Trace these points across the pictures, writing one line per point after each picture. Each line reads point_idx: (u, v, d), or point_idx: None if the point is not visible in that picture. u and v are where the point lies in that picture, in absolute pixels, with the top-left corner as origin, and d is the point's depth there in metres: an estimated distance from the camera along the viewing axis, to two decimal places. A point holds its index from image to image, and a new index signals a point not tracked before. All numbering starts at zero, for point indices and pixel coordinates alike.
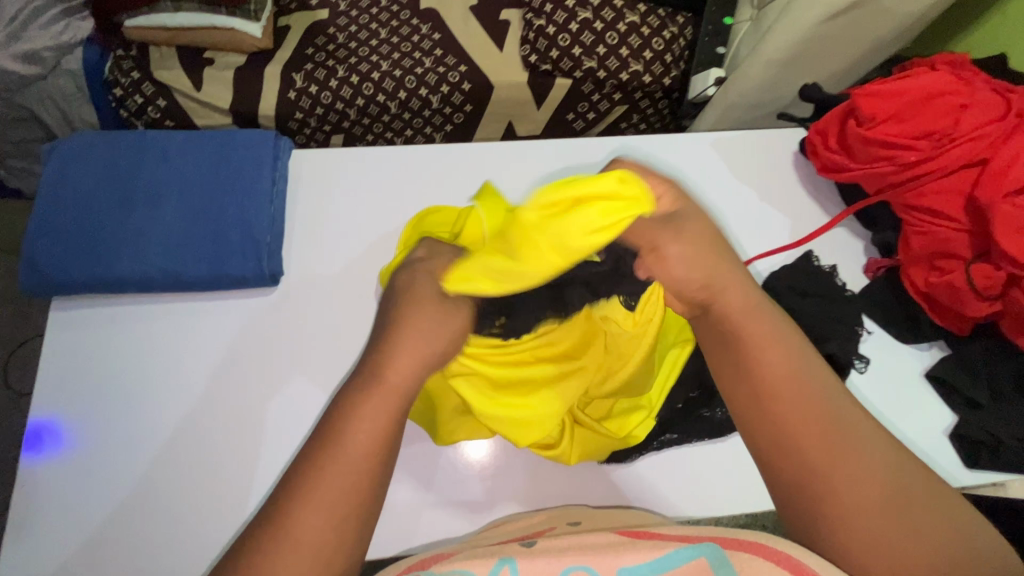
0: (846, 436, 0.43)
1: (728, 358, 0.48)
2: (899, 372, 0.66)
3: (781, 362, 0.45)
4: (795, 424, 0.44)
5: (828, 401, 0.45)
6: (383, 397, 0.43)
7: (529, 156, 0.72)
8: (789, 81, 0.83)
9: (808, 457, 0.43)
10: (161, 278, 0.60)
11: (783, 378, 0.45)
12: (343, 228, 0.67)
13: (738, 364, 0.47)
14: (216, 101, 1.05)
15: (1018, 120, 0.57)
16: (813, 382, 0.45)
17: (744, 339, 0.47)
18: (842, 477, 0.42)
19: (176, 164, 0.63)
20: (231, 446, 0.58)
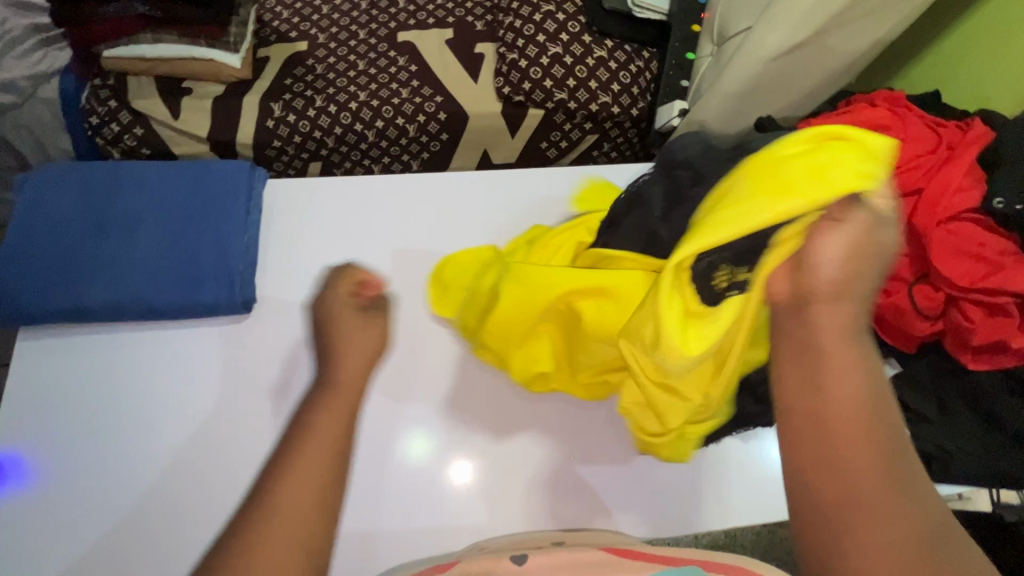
0: (895, 473, 0.37)
1: (801, 362, 0.40)
2: None
3: (851, 389, 0.39)
4: (848, 445, 0.38)
5: (892, 432, 0.38)
6: (347, 393, 0.42)
7: (499, 186, 0.76)
8: (745, 114, 0.88)
9: (836, 489, 0.37)
10: (131, 305, 0.60)
11: (851, 409, 0.38)
12: (318, 257, 0.69)
13: (805, 368, 0.40)
14: (194, 129, 1.06)
15: (946, 153, 0.63)
16: (880, 410, 0.39)
17: (829, 350, 0.40)
18: (885, 522, 0.35)
19: (152, 193, 0.64)
20: (203, 473, 0.58)
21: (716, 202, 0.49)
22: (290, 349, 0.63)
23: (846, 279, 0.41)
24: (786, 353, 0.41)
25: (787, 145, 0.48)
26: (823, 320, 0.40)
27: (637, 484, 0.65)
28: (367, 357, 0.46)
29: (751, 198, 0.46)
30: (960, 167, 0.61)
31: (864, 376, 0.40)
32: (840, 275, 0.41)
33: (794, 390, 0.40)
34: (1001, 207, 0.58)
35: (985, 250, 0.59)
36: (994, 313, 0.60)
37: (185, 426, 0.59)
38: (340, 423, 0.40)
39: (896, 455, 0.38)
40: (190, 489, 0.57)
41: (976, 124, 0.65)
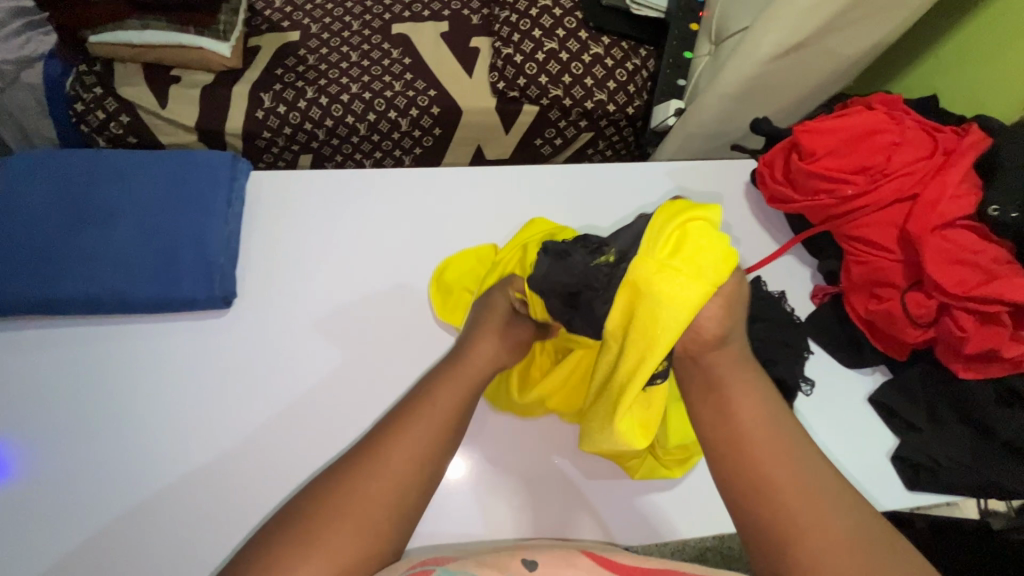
0: (814, 476, 0.41)
1: (706, 395, 0.45)
2: (845, 396, 0.69)
3: (753, 409, 0.44)
4: (766, 461, 0.42)
5: (795, 442, 0.43)
6: (458, 381, 0.50)
7: (489, 183, 0.75)
8: (741, 115, 0.87)
9: (784, 517, 0.40)
10: (107, 299, 0.59)
11: (753, 423, 0.43)
12: (305, 252, 0.68)
13: (714, 413, 0.44)
14: (182, 119, 1.04)
15: (944, 158, 0.61)
16: (782, 423, 0.43)
17: (725, 379, 0.45)
18: (813, 527, 0.39)
19: (129, 183, 0.62)
20: (186, 470, 0.57)
21: (627, 314, 0.46)
22: (277, 340, 0.64)
23: (726, 324, 0.46)
24: (694, 395, 0.46)
25: (652, 242, 0.45)
26: (723, 374, 0.45)
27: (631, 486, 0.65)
28: (495, 354, 0.55)
29: (673, 305, 0.43)
30: (956, 173, 0.60)
31: (756, 392, 0.45)
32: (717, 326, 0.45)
33: (704, 420, 0.45)
34: (997, 215, 0.58)
35: (979, 257, 0.58)
36: (986, 322, 0.59)
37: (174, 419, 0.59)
38: (410, 452, 0.44)
39: (803, 458, 0.42)
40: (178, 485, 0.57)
41: (973, 129, 0.64)
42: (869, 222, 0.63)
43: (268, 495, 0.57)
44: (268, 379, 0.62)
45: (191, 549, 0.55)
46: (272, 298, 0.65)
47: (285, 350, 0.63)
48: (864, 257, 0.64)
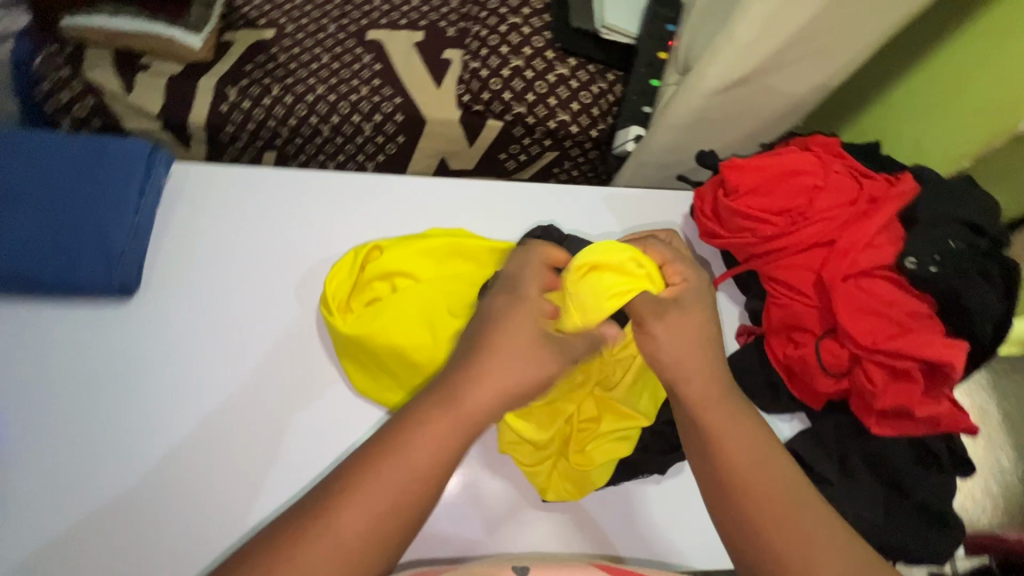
0: (786, 514, 0.44)
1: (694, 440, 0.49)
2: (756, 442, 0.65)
3: (747, 446, 0.47)
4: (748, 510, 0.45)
5: (759, 481, 0.46)
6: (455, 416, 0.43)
7: (419, 193, 0.74)
8: (690, 146, 0.86)
9: (776, 533, 0.44)
10: (4, 278, 0.58)
11: (749, 463, 0.46)
12: (221, 247, 0.67)
13: (702, 443, 0.48)
14: (146, 106, 1.05)
15: (866, 205, 0.61)
16: (767, 465, 0.47)
17: (705, 426, 0.48)
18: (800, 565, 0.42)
19: (42, 165, 0.62)
20: (72, 460, 0.57)
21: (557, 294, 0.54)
22: (178, 333, 0.63)
23: (684, 350, 0.49)
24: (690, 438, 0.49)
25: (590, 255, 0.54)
26: (705, 390, 0.49)
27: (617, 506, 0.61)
28: (509, 378, 0.45)
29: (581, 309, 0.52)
30: (877, 221, 0.59)
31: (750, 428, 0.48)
32: (677, 354, 0.49)
33: (697, 460, 0.48)
34: (914, 267, 0.57)
35: (895, 309, 0.58)
36: (899, 376, 0.58)
37: (63, 407, 0.59)
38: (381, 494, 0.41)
39: (779, 497, 0.45)
40: (59, 475, 0.56)
41: (904, 177, 0.63)
42: (787, 264, 0.62)
43: (151, 489, 0.57)
44: (164, 373, 0.61)
45: (69, 536, 0.55)
46: (181, 291, 0.65)
47: (186, 344, 0.62)
48: (783, 299, 0.63)
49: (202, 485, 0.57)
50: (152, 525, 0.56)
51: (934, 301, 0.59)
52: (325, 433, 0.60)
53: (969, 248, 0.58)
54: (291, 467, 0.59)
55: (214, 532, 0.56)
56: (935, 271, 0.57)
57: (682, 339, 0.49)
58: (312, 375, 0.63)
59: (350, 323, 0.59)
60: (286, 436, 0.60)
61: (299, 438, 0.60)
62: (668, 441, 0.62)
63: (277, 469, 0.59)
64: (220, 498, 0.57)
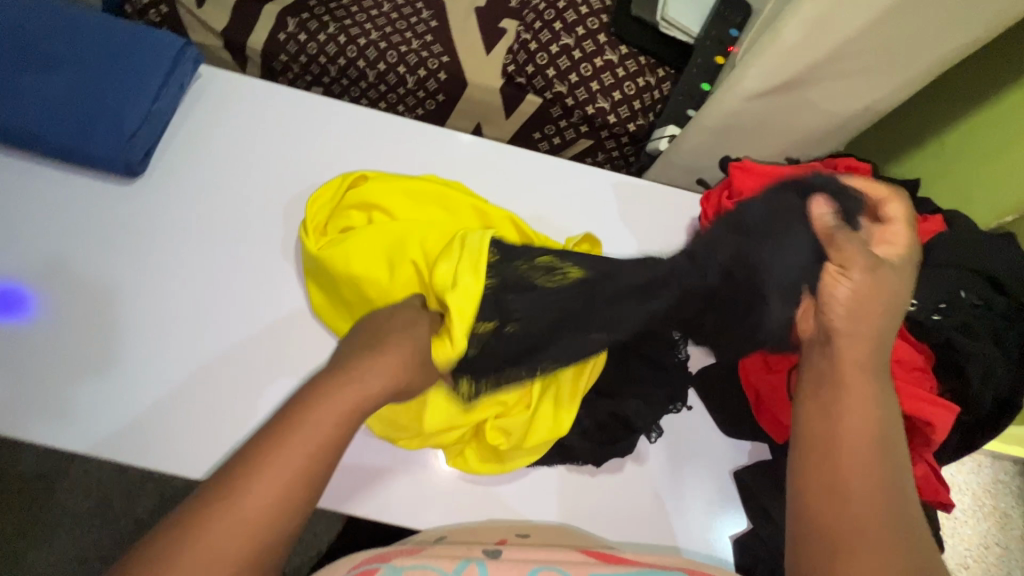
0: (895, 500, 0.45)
1: (820, 406, 0.49)
2: (693, 454, 0.63)
3: (869, 427, 0.47)
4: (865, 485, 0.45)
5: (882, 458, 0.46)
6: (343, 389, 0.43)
7: (427, 141, 0.74)
8: (721, 150, 0.81)
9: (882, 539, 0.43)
10: (26, 135, 0.62)
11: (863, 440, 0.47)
12: (228, 151, 0.69)
13: (818, 419, 0.49)
14: (211, 22, 1.10)
15: (879, 236, 0.56)
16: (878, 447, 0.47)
17: (845, 399, 0.48)
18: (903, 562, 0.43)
19: (83, 42, 0.66)
20: (46, 314, 0.60)
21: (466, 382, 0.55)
22: (170, 221, 0.66)
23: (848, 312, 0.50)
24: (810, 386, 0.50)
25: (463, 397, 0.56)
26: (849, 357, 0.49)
27: (566, 478, 0.61)
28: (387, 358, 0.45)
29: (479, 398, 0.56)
30: (880, 255, 0.54)
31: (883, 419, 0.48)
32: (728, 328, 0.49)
33: (812, 419, 0.49)
34: (913, 311, 0.52)
35: None
36: None
37: (55, 266, 0.62)
38: (332, 411, 0.42)
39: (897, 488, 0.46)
40: (35, 328, 0.60)
41: (933, 218, 0.57)
42: None
43: (109, 356, 0.60)
44: (147, 254, 0.64)
45: (26, 380, 0.58)
46: (183, 184, 0.67)
47: (178, 236, 0.65)
48: None
49: (155, 365, 0.60)
50: (104, 389, 0.59)
51: (933, 354, 0.53)
52: (280, 349, 0.62)
53: (983, 306, 0.52)
54: (243, 367, 0.61)
55: (154, 407, 0.59)
56: (937, 320, 0.51)
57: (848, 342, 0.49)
58: (281, 291, 0.65)
59: (323, 247, 0.61)
60: (243, 339, 0.62)
61: (259, 349, 0.62)
62: (609, 434, 0.61)
63: (230, 365, 0.61)
64: (172, 380, 0.60)
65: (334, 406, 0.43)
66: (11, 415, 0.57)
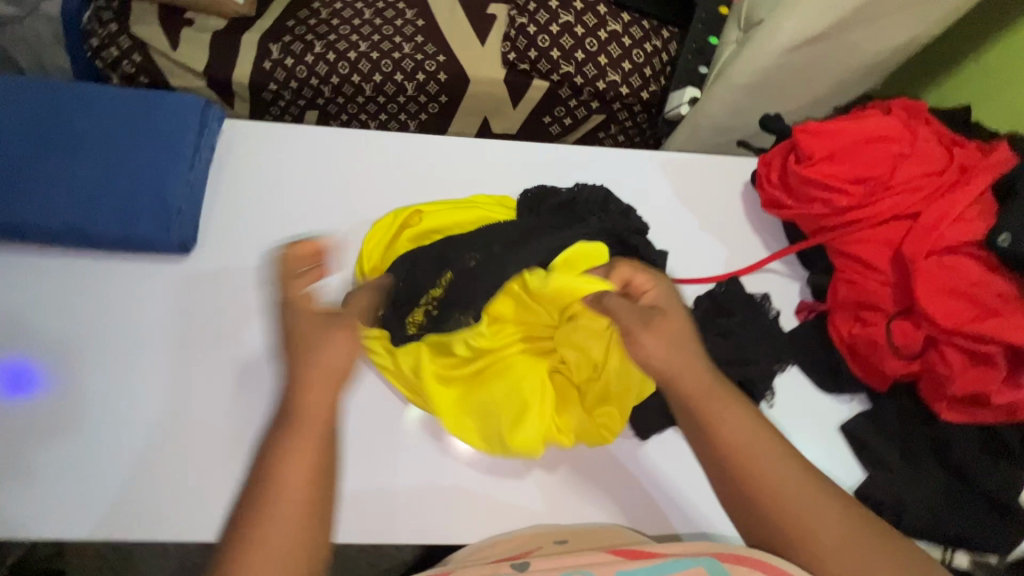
0: (781, 482, 0.44)
1: (693, 420, 0.47)
2: (807, 416, 0.64)
3: (739, 427, 0.46)
4: (767, 482, 0.44)
5: (757, 449, 0.45)
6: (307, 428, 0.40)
7: (467, 155, 0.71)
8: (755, 108, 0.80)
9: (786, 523, 0.43)
10: (67, 232, 0.60)
11: (739, 442, 0.45)
12: (269, 206, 0.67)
13: (699, 435, 0.47)
14: (191, 63, 1.04)
15: (957, 175, 0.56)
16: (764, 443, 0.45)
17: (707, 410, 0.46)
18: (812, 517, 0.43)
19: (99, 120, 0.62)
20: (121, 410, 0.58)
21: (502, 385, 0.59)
22: (222, 294, 0.63)
23: (667, 352, 0.48)
24: (705, 409, 0.46)
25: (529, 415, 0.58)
26: (652, 348, 0.48)
27: (554, 484, 0.60)
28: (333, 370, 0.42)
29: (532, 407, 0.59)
30: (965, 195, 0.54)
31: (739, 414, 0.47)
32: (665, 355, 0.47)
33: (703, 446, 0.47)
34: (1007, 245, 0.51)
35: (982, 291, 0.53)
36: (977, 362, 0.54)
37: (121, 361, 0.59)
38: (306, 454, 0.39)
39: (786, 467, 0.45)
40: (115, 426, 0.57)
41: (1002, 146, 0.56)
42: (863, 238, 0.58)
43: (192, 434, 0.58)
44: (211, 330, 0.61)
45: (115, 482, 0.56)
46: (233, 248, 0.65)
47: (236, 305, 0.63)
48: (853, 275, 0.59)
49: (248, 440, 0.58)
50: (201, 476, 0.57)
51: None
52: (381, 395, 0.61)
53: None
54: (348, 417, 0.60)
55: None
56: None
57: (665, 352, 0.47)
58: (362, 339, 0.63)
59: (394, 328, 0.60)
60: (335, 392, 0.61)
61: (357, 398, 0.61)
62: None
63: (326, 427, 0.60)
64: None
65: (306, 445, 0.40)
66: (112, 520, 0.55)
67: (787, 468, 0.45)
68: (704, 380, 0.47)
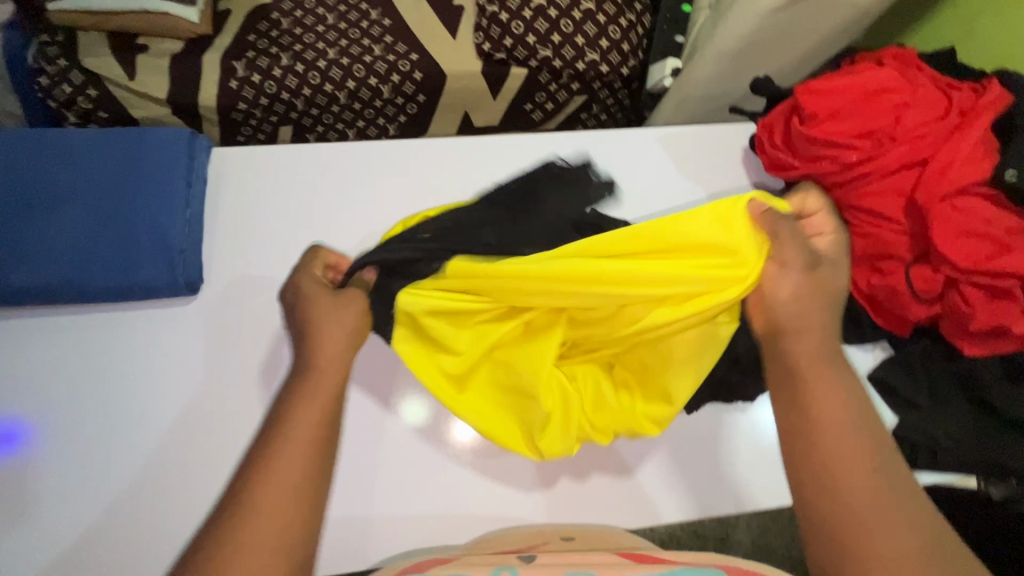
0: (859, 466, 0.45)
1: (831, 397, 0.47)
2: None
3: (834, 407, 0.47)
4: (841, 460, 0.45)
5: (857, 432, 0.46)
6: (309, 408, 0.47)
7: (465, 155, 0.69)
8: (743, 72, 0.80)
9: (854, 504, 0.43)
10: (66, 289, 0.57)
11: (841, 421, 0.46)
12: (269, 233, 0.64)
13: (791, 402, 0.48)
14: (151, 91, 0.98)
15: (959, 119, 0.57)
16: (858, 428, 0.46)
17: (807, 381, 0.48)
18: (870, 514, 0.43)
19: (86, 170, 0.60)
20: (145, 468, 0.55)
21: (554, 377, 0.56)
22: (232, 332, 0.60)
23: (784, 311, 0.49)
24: (779, 377, 0.49)
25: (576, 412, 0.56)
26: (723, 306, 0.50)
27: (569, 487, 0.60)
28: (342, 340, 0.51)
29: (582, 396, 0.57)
30: (969, 139, 0.56)
31: (843, 394, 0.48)
32: (793, 315, 0.49)
33: (786, 408, 0.48)
34: (1014, 180, 0.53)
35: (995, 229, 0.55)
36: (997, 297, 0.56)
37: (139, 418, 0.56)
38: (301, 437, 0.46)
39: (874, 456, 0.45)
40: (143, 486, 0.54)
41: (994, 84, 0.58)
42: (874, 191, 0.59)
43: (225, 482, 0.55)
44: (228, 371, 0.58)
45: (151, 544, 0.53)
46: (237, 283, 0.62)
47: (249, 341, 0.60)
48: (868, 228, 0.60)
49: None
50: None
51: None
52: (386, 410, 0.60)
53: None
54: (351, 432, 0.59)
55: None
56: None
57: (798, 317, 0.49)
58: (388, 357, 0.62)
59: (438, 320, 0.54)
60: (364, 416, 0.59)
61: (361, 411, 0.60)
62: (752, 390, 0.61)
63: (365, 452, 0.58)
64: None
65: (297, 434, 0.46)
66: None
67: (863, 456, 0.45)
68: (829, 356, 0.49)
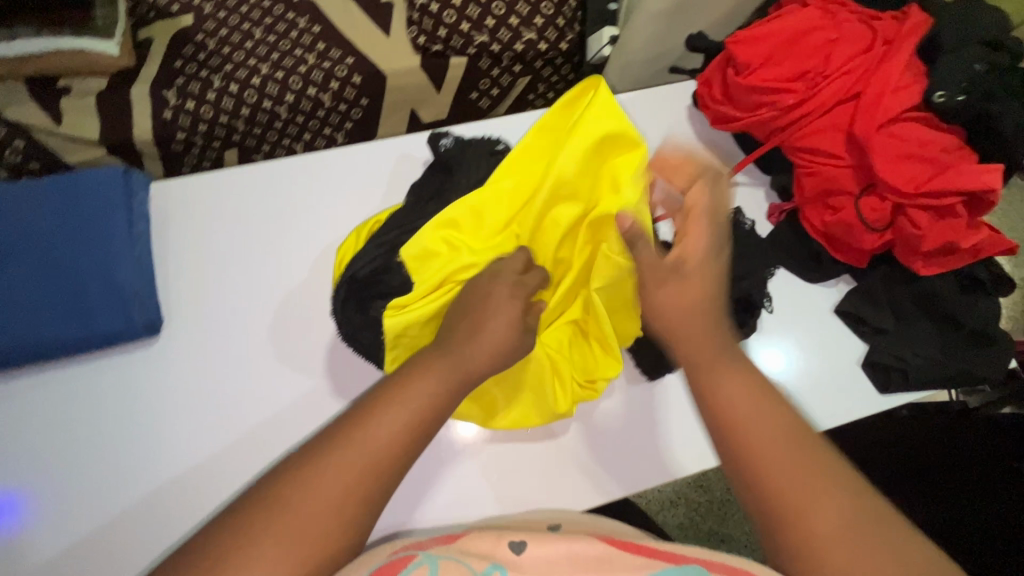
0: (782, 446, 0.39)
1: (735, 373, 0.43)
2: (807, 309, 0.65)
3: (740, 392, 0.42)
4: (759, 439, 0.40)
5: (771, 410, 0.41)
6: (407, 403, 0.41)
7: (413, 152, 0.68)
8: (676, 32, 0.81)
9: (772, 482, 0.39)
10: (19, 349, 0.55)
11: (747, 404, 0.41)
12: (225, 260, 0.62)
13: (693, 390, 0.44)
14: (81, 133, 0.94)
15: (884, 49, 0.59)
16: (775, 410, 0.41)
17: (698, 370, 0.44)
18: (797, 491, 0.38)
19: (22, 224, 0.58)
20: (140, 514, 0.54)
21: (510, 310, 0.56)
22: (206, 364, 0.59)
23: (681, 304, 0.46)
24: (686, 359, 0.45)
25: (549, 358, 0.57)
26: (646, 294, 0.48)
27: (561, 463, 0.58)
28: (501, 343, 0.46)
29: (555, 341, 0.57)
30: (895, 66, 0.57)
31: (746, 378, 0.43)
32: (682, 310, 0.45)
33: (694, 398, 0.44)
34: (943, 101, 0.55)
35: (931, 150, 0.57)
36: (943, 215, 0.58)
37: (122, 466, 0.55)
38: (397, 422, 0.40)
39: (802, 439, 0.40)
40: (138, 536, 0.53)
41: (913, 10, 0.60)
42: (815, 130, 0.60)
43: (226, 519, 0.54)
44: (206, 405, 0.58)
45: None
46: (202, 316, 0.60)
47: (224, 371, 0.59)
48: (815, 167, 0.61)
49: None
50: None
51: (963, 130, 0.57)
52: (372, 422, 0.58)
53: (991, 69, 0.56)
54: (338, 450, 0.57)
55: None
56: (964, 99, 0.55)
57: (677, 302, 0.46)
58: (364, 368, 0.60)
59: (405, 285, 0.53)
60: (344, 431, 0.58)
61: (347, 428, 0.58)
62: None
63: None
64: None
65: (401, 415, 0.40)
66: None
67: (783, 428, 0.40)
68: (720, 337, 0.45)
